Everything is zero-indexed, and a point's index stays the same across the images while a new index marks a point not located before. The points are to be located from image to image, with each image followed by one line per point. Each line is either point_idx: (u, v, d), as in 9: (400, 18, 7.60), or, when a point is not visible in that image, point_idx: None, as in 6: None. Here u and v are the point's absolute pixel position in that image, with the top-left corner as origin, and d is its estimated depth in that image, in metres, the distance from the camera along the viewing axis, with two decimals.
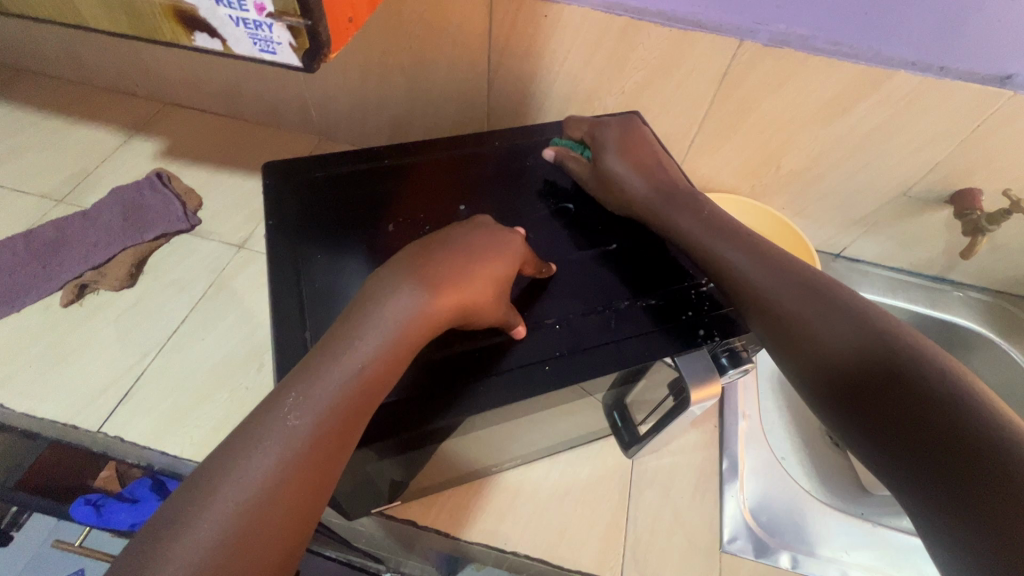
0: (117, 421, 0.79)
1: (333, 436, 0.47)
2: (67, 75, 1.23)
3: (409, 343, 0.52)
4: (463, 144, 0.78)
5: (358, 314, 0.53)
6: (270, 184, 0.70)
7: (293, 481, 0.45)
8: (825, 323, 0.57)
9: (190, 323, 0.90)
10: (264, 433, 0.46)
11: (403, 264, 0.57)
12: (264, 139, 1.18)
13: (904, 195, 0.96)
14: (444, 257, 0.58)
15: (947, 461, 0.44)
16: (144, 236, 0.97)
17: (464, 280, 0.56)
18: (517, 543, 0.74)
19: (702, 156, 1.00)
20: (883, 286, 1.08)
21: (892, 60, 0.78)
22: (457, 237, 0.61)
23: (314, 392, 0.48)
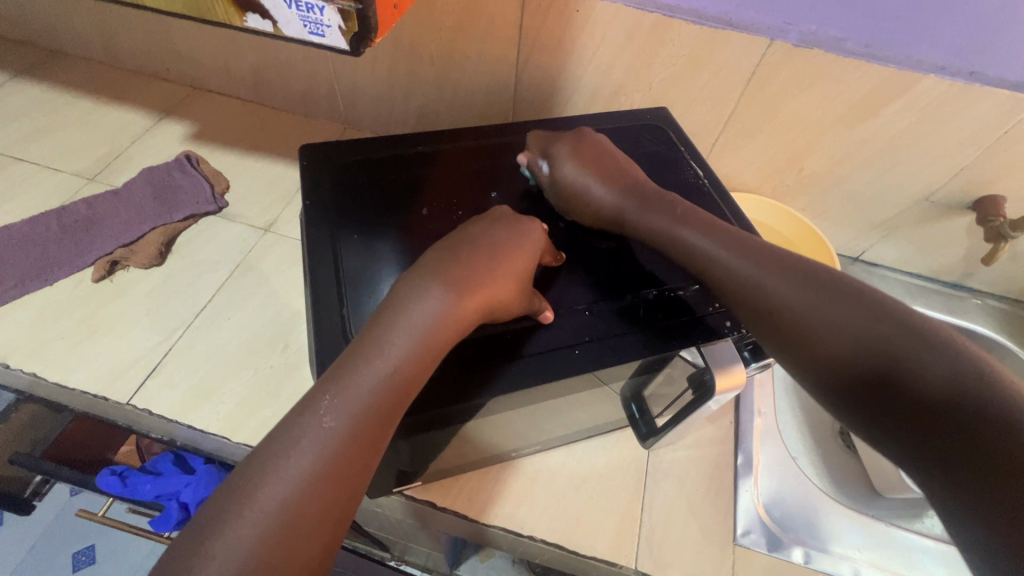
0: (146, 394, 0.81)
1: (365, 437, 0.48)
2: (99, 57, 1.25)
3: (439, 343, 0.53)
4: (495, 134, 0.79)
5: (389, 313, 0.54)
6: (307, 165, 0.71)
7: (328, 480, 0.45)
8: (836, 319, 0.53)
9: (218, 302, 0.92)
10: (297, 437, 0.46)
11: (428, 263, 0.58)
12: (291, 125, 1.20)
13: (927, 200, 0.96)
14: (467, 258, 0.58)
15: (971, 458, 0.40)
16: (174, 216, 0.99)
17: (489, 280, 0.57)
18: (534, 528, 0.75)
19: (725, 155, 1.01)
20: (900, 291, 1.09)
21: (922, 64, 0.78)
22: (480, 237, 0.62)
23: (345, 393, 0.48)
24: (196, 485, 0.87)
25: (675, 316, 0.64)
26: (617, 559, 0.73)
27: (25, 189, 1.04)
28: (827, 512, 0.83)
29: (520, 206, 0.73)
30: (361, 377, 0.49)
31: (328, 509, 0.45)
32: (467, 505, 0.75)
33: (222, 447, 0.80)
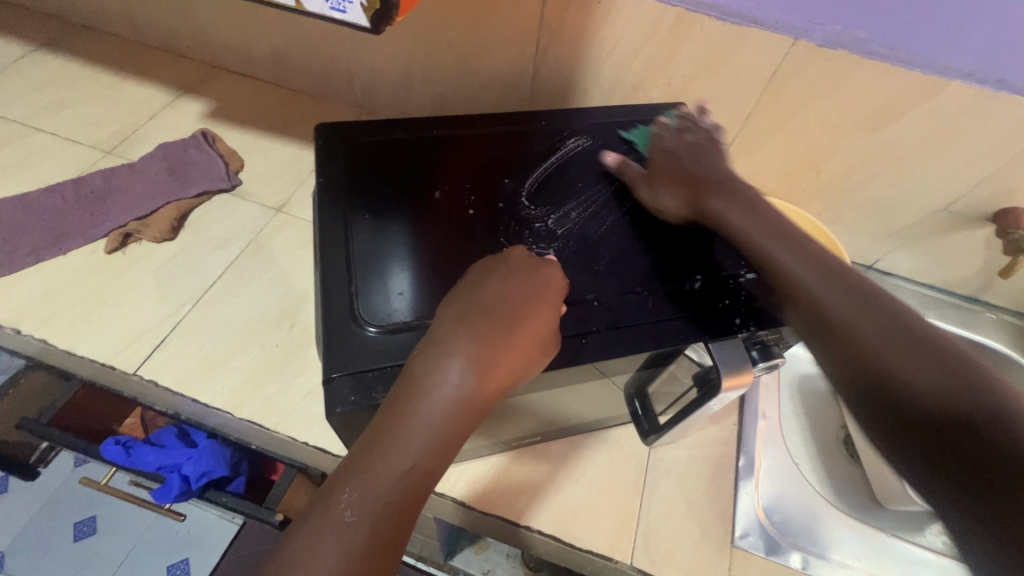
0: (153, 366, 0.82)
1: (390, 527, 0.49)
2: (121, 32, 1.26)
3: (459, 422, 0.52)
4: (511, 121, 0.79)
5: (408, 392, 0.52)
6: (321, 144, 0.72)
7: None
8: (876, 334, 0.56)
9: (227, 279, 0.92)
10: (327, 534, 0.47)
11: (446, 336, 0.54)
12: (307, 108, 1.20)
13: (946, 209, 0.95)
14: (484, 329, 0.55)
15: (975, 468, 0.45)
16: (188, 192, 1.00)
17: (508, 354, 0.54)
18: (531, 519, 0.75)
19: (742, 155, 0.99)
20: (913, 301, 1.07)
21: (948, 69, 0.77)
22: (498, 292, 0.58)
23: (369, 487, 0.48)
24: (199, 458, 0.89)
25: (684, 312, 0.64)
26: (613, 554, 0.73)
27: (43, 158, 1.05)
28: (827, 520, 0.83)
29: (533, 192, 0.72)
30: (383, 462, 0.49)
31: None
32: (465, 493, 0.75)
33: (225, 422, 0.81)
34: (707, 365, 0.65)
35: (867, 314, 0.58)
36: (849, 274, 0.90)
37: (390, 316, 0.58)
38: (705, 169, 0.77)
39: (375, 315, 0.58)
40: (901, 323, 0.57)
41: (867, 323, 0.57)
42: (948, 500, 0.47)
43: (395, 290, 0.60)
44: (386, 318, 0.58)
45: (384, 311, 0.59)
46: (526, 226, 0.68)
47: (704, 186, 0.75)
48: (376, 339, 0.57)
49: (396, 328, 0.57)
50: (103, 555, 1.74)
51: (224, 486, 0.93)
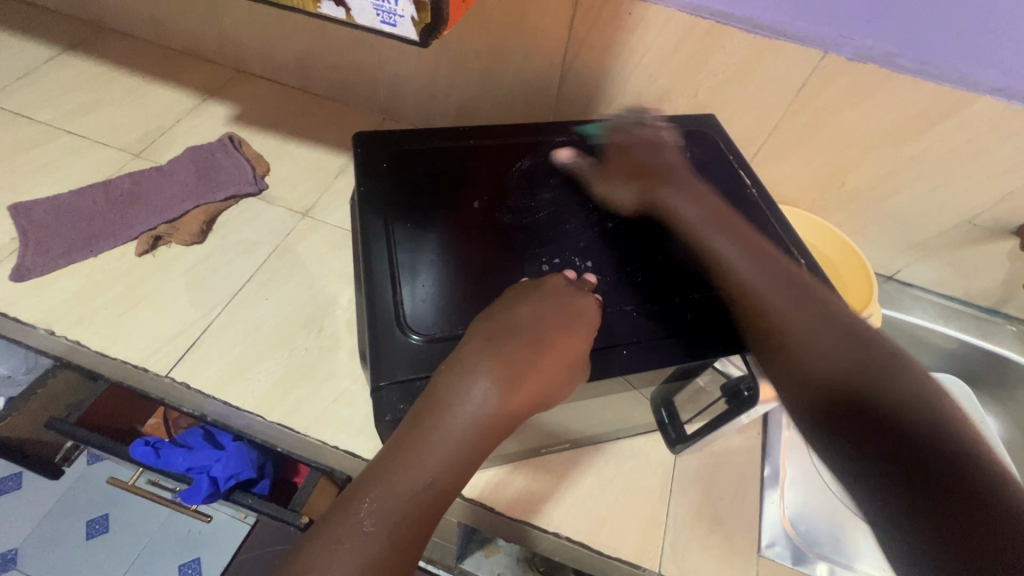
0: (185, 369, 0.83)
1: (408, 538, 0.50)
2: (147, 35, 1.27)
3: (481, 439, 0.54)
4: (547, 132, 0.80)
5: (432, 408, 0.53)
6: (360, 151, 0.72)
7: None
8: (813, 343, 0.59)
9: (256, 282, 0.93)
10: (345, 540, 0.49)
11: (474, 354, 0.56)
12: (330, 113, 1.21)
13: (970, 221, 0.95)
14: (513, 353, 0.56)
15: (933, 477, 0.47)
16: (216, 196, 1.01)
17: (534, 379, 0.56)
18: (560, 525, 0.75)
19: (766, 166, 1.00)
20: (933, 313, 1.08)
21: (978, 84, 0.78)
22: (526, 314, 0.59)
23: (388, 498, 0.50)
24: (227, 459, 0.90)
25: (719, 323, 0.64)
26: (641, 561, 0.74)
27: (72, 160, 1.06)
28: (852, 530, 0.84)
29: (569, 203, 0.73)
30: (404, 473, 0.51)
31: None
32: (494, 499, 0.76)
33: (255, 426, 0.82)
34: (737, 376, 0.66)
35: (847, 336, 0.59)
36: (871, 282, 0.91)
37: (433, 327, 0.59)
38: (737, 181, 0.78)
39: (420, 325, 0.59)
40: (852, 346, 0.58)
41: (828, 342, 0.59)
42: (904, 520, 0.46)
43: (437, 299, 0.61)
44: (430, 328, 0.59)
45: (428, 321, 0.60)
46: (562, 236, 0.69)
47: (736, 197, 0.76)
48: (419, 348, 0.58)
49: (438, 341, 0.58)
50: (115, 554, 1.74)
51: (250, 488, 0.94)
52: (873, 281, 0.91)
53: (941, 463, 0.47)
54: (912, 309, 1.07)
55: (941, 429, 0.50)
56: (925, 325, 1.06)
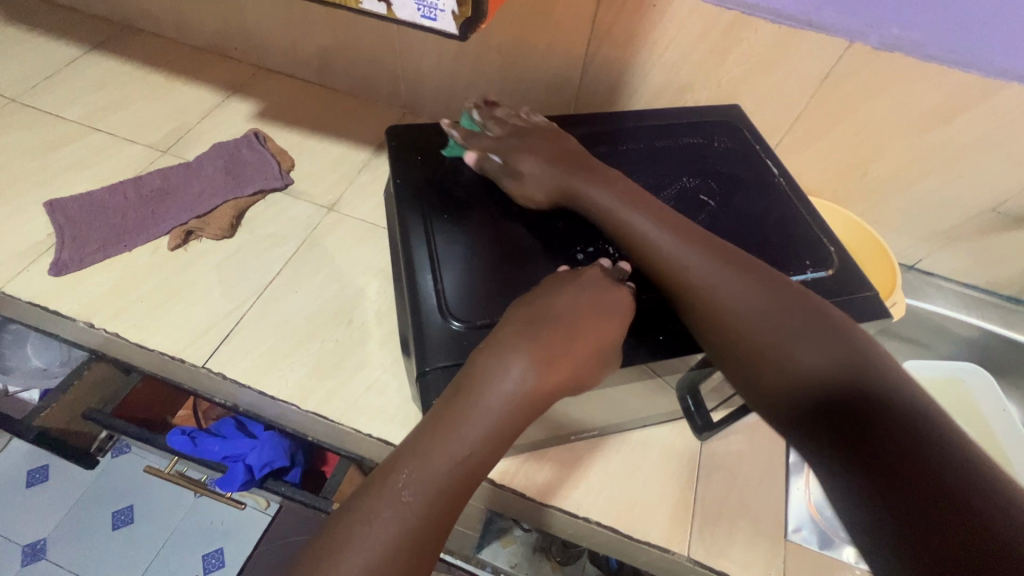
0: (220, 359, 0.85)
1: (443, 510, 0.51)
2: (169, 34, 1.29)
3: (518, 418, 0.55)
4: (578, 124, 0.81)
5: (472, 384, 0.55)
6: (394, 145, 0.75)
7: (408, 551, 0.49)
8: (793, 345, 0.54)
9: (285, 276, 0.95)
10: (384, 506, 0.50)
11: (515, 338, 0.57)
12: (352, 108, 1.22)
13: (993, 210, 0.95)
14: (555, 336, 0.57)
15: (947, 513, 0.40)
16: (244, 191, 1.03)
17: (575, 361, 0.57)
18: (589, 510, 0.77)
19: (788, 156, 1.00)
20: (955, 302, 1.08)
21: (1005, 72, 0.78)
22: (565, 300, 0.60)
23: (428, 468, 0.51)
24: (262, 448, 0.93)
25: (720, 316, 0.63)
26: (669, 546, 0.75)
27: (102, 158, 1.08)
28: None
29: None
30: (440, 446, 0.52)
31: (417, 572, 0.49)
32: (525, 485, 0.78)
33: (289, 415, 0.83)
34: None
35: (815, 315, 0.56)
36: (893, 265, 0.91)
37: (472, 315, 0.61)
38: (765, 170, 0.78)
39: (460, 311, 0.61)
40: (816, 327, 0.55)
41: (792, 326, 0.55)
42: (892, 541, 0.42)
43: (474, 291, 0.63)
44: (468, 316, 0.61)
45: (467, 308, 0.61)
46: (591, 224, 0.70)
47: (765, 186, 0.76)
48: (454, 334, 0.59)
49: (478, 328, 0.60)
50: (139, 544, 1.78)
51: (283, 476, 0.96)
52: (895, 264, 0.92)
53: (933, 467, 0.42)
54: (934, 298, 1.08)
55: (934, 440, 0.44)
56: (946, 314, 1.06)
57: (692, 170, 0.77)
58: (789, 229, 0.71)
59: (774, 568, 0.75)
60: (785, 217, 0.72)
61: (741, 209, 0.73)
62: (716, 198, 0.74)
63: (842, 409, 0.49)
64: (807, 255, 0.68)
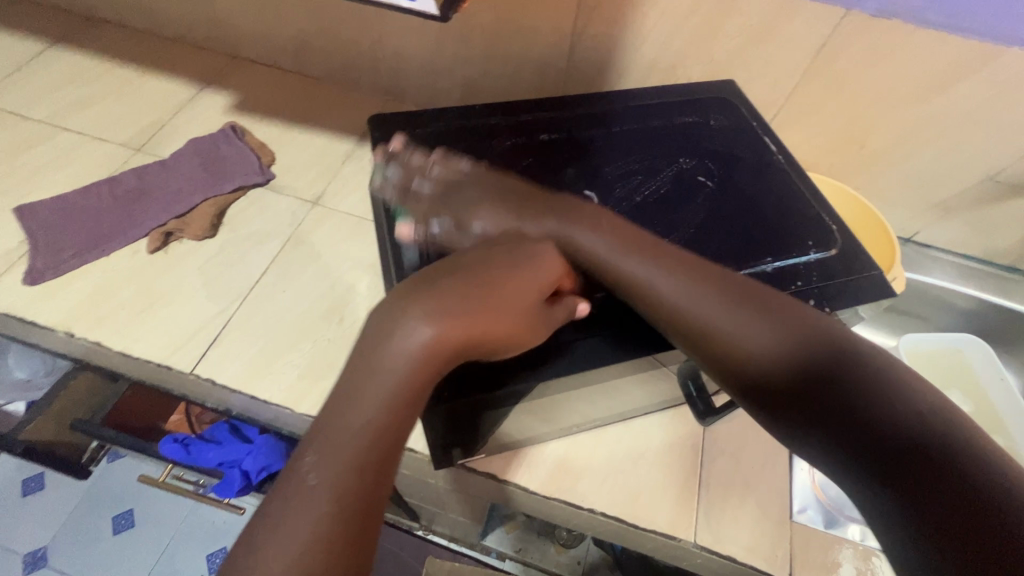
0: (208, 365, 0.82)
1: (359, 488, 0.48)
2: (136, 24, 1.23)
3: (422, 377, 0.51)
4: (574, 107, 0.78)
5: (371, 350, 0.52)
6: (377, 136, 0.74)
7: (321, 538, 0.45)
8: (757, 336, 0.55)
9: (271, 275, 0.92)
10: (293, 498, 0.47)
11: (407, 297, 0.54)
12: (332, 97, 1.18)
13: (992, 178, 0.94)
14: (458, 291, 0.55)
15: (922, 468, 0.45)
16: (224, 187, 0.99)
17: (480, 315, 0.54)
18: (594, 501, 0.76)
19: (784, 131, 0.98)
20: (952, 273, 1.07)
21: (1005, 36, 0.75)
22: (470, 260, 0.59)
23: (337, 442, 0.49)
24: (257, 454, 0.90)
25: None
26: (676, 533, 0.74)
27: (72, 158, 1.03)
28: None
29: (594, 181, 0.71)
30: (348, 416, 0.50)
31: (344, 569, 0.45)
32: (528, 479, 0.77)
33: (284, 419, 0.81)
34: None
35: (799, 324, 0.55)
36: (890, 235, 0.89)
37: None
38: (764, 148, 0.75)
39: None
40: (803, 341, 0.54)
41: (778, 345, 0.54)
42: (894, 515, 0.45)
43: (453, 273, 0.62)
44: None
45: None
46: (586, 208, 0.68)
47: (764, 165, 0.74)
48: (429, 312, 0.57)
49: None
50: (141, 546, 1.77)
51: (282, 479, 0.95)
52: (892, 236, 0.90)
53: (920, 441, 0.46)
54: (931, 270, 1.07)
55: (899, 411, 0.48)
56: (943, 286, 1.06)
57: (688, 151, 0.74)
58: (789, 209, 0.69)
59: (781, 550, 0.74)
60: (785, 197, 0.70)
61: (740, 190, 0.71)
62: (714, 180, 0.71)
63: (840, 422, 0.50)
64: (809, 235, 0.66)
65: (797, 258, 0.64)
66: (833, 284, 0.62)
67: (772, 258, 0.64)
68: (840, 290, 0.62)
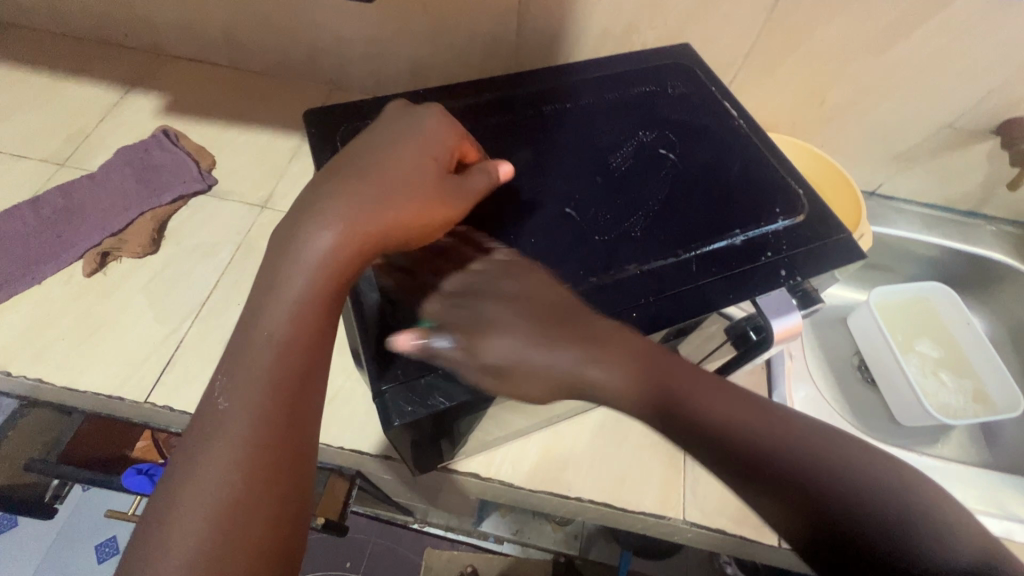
0: (164, 391, 0.77)
1: (285, 396, 0.48)
2: (46, 26, 1.12)
3: (333, 274, 0.50)
4: (520, 85, 0.75)
5: (281, 251, 0.50)
6: (313, 133, 0.66)
7: (255, 445, 0.46)
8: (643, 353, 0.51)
9: (224, 288, 0.87)
10: (207, 427, 0.47)
11: (313, 203, 0.52)
12: (272, 90, 1.10)
13: (949, 126, 0.94)
14: (355, 187, 0.52)
15: (817, 519, 0.43)
16: (162, 198, 0.92)
17: (374, 187, 0.52)
18: (581, 489, 0.75)
19: (743, 94, 0.96)
20: (916, 223, 1.08)
21: None
22: (366, 150, 0.56)
23: (249, 389, 0.47)
24: None
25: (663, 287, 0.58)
26: (664, 512, 0.74)
27: None
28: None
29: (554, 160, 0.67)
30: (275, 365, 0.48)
31: (275, 504, 0.46)
32: (512, 474, 0.75)
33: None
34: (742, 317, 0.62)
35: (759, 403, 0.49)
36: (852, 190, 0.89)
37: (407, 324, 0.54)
38: (724, 116, 0.73)
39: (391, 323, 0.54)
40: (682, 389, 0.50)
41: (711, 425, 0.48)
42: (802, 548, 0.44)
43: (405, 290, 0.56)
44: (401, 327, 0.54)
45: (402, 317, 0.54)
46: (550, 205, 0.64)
47: (724, 134, 0.71)
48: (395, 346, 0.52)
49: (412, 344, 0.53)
50: None
51: None
52: (858, 192, 0.89)
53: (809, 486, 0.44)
54: (895, 222, 1.07)
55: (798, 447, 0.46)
56: (909, 237, 1.06)
57: (648, 124, 0.71)
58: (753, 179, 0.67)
59: None
60: (747, 168, 0.68)
61: (703, 162, 0.68)
62: (676, 152, 0.69)
63: (744, 453, 0.46)
64: (776, 203, 0.64)
65: (765, 229, 0.62)
66: (803, 251, 0.61)
67: (741, 231, 0.62)
68: (808, 257, 0.61)
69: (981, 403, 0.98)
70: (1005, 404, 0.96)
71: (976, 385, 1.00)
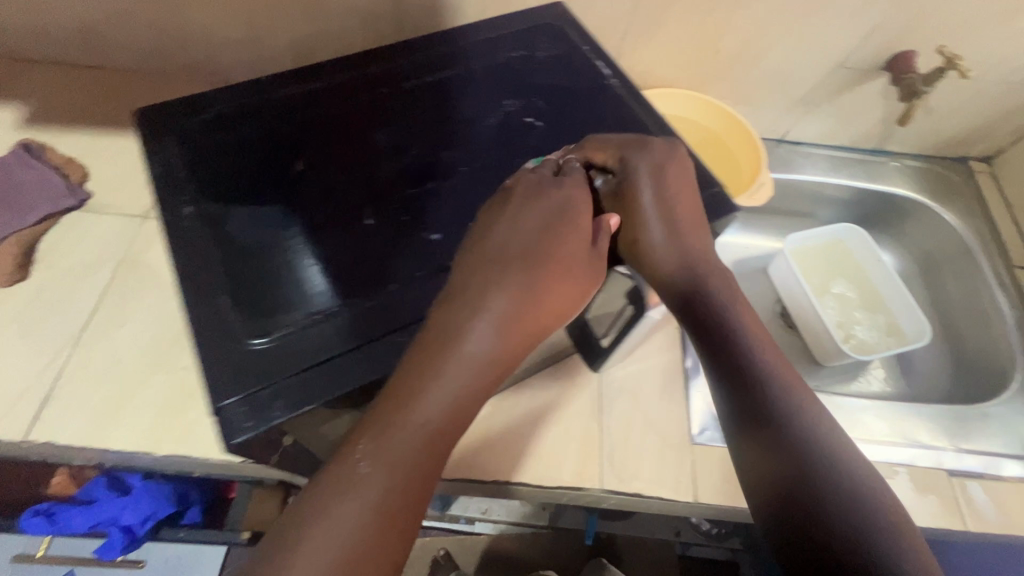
0: (45, 426, 0.72)
1: (415, 488, 0.48)
2: None
3: (491, 379, 0.52)
4: (371, 61, 0.75)
5: (439, 345, 0.52)
6: (142, 129, 0.69)
7: (362, 534, 0.45)
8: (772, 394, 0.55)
9: (105, 309, 0.81)
10: (339, 485, 0.46)
11: (481, 277, 0.55)
12: (146, 88, 1.01)
13: (841, 66, 0.93)
14: (462, 316, 0.53)
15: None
16: (24, 220, 0.84)
17: (468, 371, 0.51)
18: (498, 473, 0.74)
19: (636, 51, 0.93)
20: (825, 165, 1.08)
21: None
22: (501, 233, 0.58)
23: (400, 454, 0.47)
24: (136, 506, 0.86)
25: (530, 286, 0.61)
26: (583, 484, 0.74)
27: None
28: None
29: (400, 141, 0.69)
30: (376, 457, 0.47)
31: None
32: None
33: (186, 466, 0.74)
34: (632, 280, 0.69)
35: (711, 272, 0.63)
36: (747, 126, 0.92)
37: (269, 308, 0.57)
38: (594, 74, 0.76)
39: (252, 313, 0.57)
40: (450, 427, 0.50)
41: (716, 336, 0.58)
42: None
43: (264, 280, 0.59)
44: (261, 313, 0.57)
45: (264, 301, 0.57)
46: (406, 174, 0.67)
47: (593, 91, 0.75)
48: (260, 326, 0.56)
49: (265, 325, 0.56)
50: None
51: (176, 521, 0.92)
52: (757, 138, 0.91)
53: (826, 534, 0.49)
54: (804, 165, 1.08)
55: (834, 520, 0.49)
56: (819, 179, 1.07)
57: (518, 91, 0.74)
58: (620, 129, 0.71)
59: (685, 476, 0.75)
60: (614, 120, 0.72)
61: (571, 120, 0.72)
62: (547, 116, 0.72)
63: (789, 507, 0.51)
64: (645, 143, 0.66)
65: (628, 172, 0.65)
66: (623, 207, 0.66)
67: (602, 181, 0.68)
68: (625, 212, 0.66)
69: (897, 337, 1.01)
70: (914, 329, 1.00)
71: (886, 318, 1.04)
